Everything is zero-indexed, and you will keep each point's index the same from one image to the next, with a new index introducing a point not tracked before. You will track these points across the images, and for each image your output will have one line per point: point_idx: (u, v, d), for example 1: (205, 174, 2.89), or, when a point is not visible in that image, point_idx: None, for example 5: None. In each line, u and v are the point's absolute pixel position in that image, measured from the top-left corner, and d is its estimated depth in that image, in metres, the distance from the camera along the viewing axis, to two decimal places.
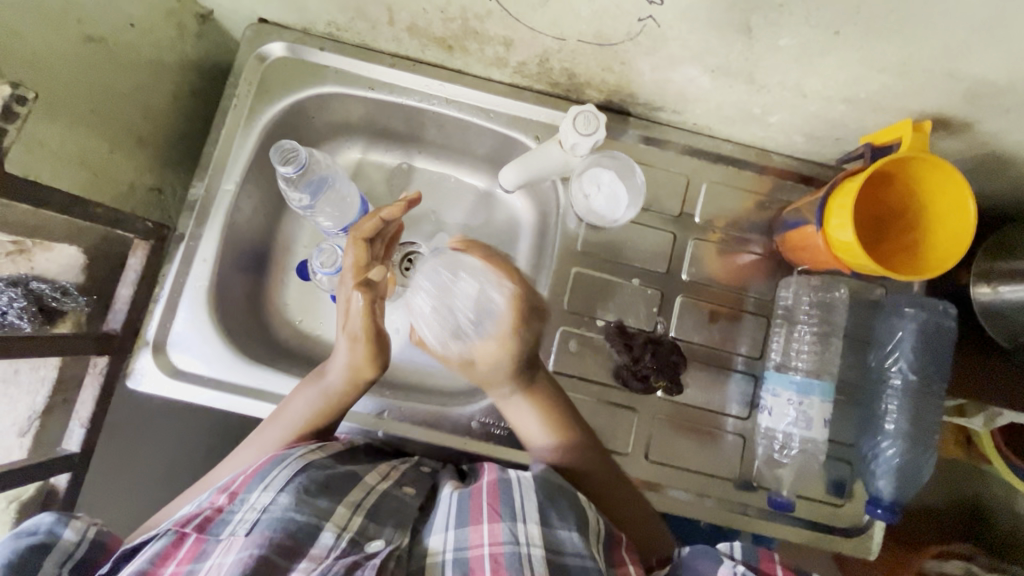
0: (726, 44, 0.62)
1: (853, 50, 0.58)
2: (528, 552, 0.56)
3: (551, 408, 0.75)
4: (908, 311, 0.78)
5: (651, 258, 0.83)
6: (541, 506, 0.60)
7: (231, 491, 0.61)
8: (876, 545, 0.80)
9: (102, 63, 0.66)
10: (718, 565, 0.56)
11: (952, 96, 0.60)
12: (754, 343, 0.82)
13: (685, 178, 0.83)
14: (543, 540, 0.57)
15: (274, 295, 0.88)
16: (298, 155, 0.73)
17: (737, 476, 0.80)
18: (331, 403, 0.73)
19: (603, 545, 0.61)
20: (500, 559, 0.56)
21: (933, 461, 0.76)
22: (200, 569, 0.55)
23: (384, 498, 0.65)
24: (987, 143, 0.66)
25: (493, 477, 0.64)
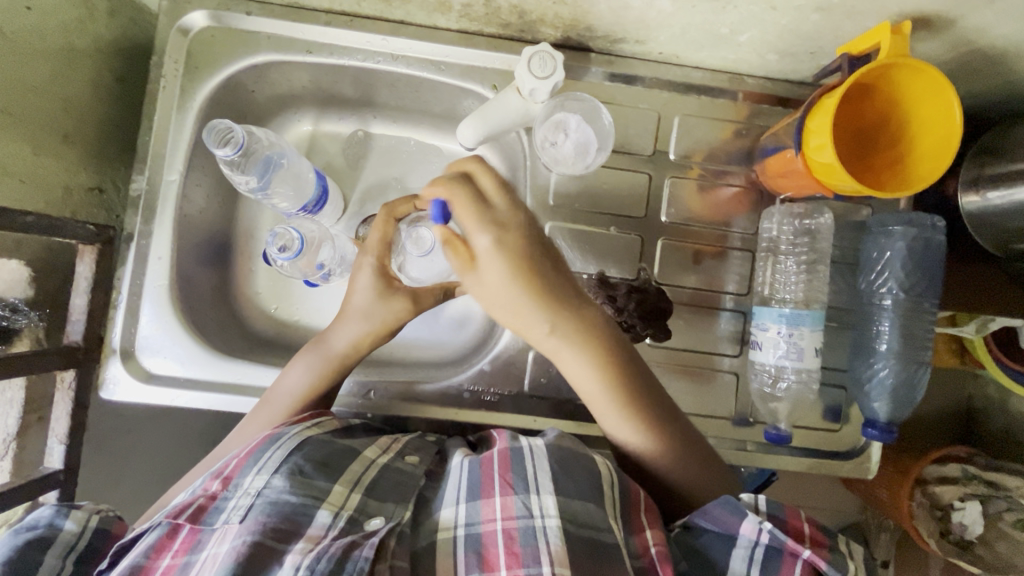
0: None
1: None
2: (539, 522, 0.56)
3: (600, 362, 0.63)
4: (896, 229, 0.76)
5: (628, 204, 0.79)
6: (556, 475, 0.59)
7: (224, 476, 0.59)
8: (875, 464, 0.81)
9: (2, 56, 0.60)
10: (743, 520, 0.57)
11: None
12: (741, 279, 0.80)
13: (656, 114, 0.78)
14: (558, 510, 0.57)
15: (245, 287, 0.85)
16: (235, 136, 0.67)
17: (733, 414, 0.79)
18: (333, 372, 0.73)
19: (621, 510, 0.60)
20: (514, 533, 0.56)
21: (927, 377, 0.76)
22: (196, 561, 0.54)
23: (385, 472, 0.64)
24: (971, 41, 0.61)
25: (501, 441, 0.63)
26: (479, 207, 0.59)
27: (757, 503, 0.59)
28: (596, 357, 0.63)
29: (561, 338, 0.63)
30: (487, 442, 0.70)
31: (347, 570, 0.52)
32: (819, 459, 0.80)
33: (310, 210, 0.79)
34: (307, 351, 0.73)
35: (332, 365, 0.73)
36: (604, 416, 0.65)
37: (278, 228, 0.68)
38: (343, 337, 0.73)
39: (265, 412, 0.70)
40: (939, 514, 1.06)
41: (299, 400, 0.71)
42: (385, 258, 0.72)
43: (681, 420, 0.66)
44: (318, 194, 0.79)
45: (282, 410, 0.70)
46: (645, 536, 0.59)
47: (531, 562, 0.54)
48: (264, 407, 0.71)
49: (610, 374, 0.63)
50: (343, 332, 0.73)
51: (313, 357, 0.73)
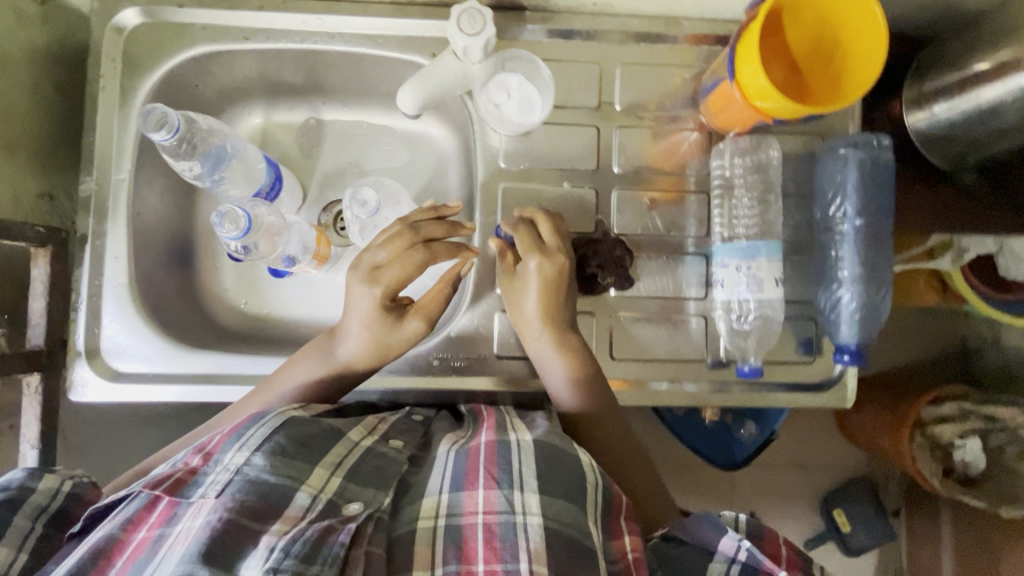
0: None
1: None
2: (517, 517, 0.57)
3: (581, 373, 0.73)
4: (842, 152, 0.76)
5: (579, 158, 0.79)
6: (539, 475, 0.60)
7: (206, 452, 0.61)
8: (851, 392, 0.81)
9: None
10: (723, 536, 0.60)
11: None
12: (701, 222, 0.80)
13: (596, 66, 0.78)
14: (541, 508, 0.57)
15: (210, 283, 0.85)
16: (171, 120, 0.66)
17: (706, 356, 0.80)
18: (335, 376, 0.73)
19: (602, 514, 0.61)
20: (494, 527, 0.56)
21: (888, 301, 0.77)
22: (170, 533, 0.54)
23: (367, 456, 0.65)
24: None
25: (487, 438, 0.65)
26: (535, 240, 0.73)
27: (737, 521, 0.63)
28: (578, 370, 0.73)
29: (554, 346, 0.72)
30: (475, 417, 0.74)
31: (322, 556, 0.51)
32: (796, 393, 0.80)
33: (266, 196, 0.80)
34: (314, 349, 0.74)
35: (337, 373, 0.73)
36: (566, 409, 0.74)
37: (221, 207, 0.66)
38: (348, 348, 0.72)
39: (262, 396, 0.71)
40: (941, 452, 1.07)
41: (297, 396, 0.72)
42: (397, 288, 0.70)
43: (607, 388, 0.74)
44: (271, 180, 0.79)
45: (280, 397, 0.71)
46: (623, 541, 0.60)
47: (508, 556, 0.54)
48: (264, 391, 0.72)
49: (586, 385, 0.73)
50: (349, 345, 0.72)
51: (318, 359, 0.73)
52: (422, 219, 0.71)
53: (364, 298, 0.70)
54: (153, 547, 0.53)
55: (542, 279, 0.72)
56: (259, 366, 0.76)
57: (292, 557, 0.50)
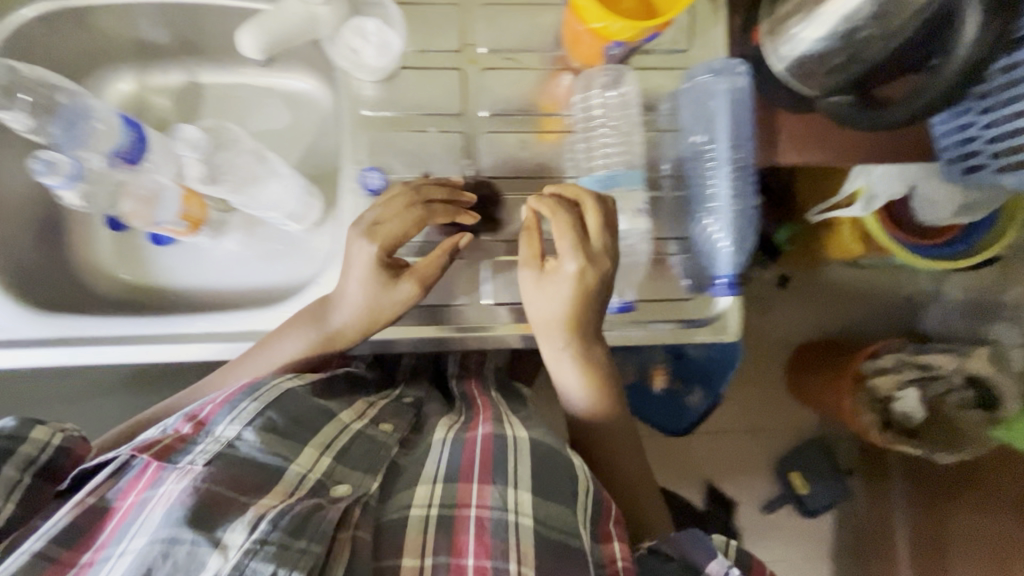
0: None
1: None
2: (509, 515, 0.70)
3: (594, 376, 0.84)
4: (706, 79, 0.87)
5: (442, 101, 0.85)
6: (530, 474, 0.75)
7: (195, 422, 0.75)
8: (735, 331, 0.87)
9: None
10: (712, 564, 0.75)
11: None
12: (574, 164, 0.87)
13: (452, 9, 0.86)
14: (530, 510, 0.71)
15: (87, 251, 0.92)
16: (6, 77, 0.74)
17: (616, 301, 0.84)
18: (322, 348, 0.83)
19: (594, 523, 0.76)
20: (487, 521, 0.70)
21: (752, 238, 0.89)
22: (154, 493, 0.67)
23: (358, 436, 0.81)
24: None
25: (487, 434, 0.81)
26: (580, 239, 0.77)
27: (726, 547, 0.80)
28: (592, 378, 0.84)
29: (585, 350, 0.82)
30: (472, 406, 0.96)
31: (309, 531, 0.64)
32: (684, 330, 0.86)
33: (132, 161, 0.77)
34: (307, 322, 0.83)
35: (330, 338, 0.83)
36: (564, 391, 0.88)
37: (44, 155, 0.73)
38: (341, 313, 0.82)
39: (251, 361, 0.83)
40: (878, 400, 1.41)
41: (292, 362, 0.84)
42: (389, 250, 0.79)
43: (616, 399, 0.88)
44: (128, 139, 0.76)
45: (272, 366, 0.83)
46: (613, 549, 0.75)
47: (498, 550, 0.67)
48: (256, 355, 0.84)
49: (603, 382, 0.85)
50: (341, 314, 0.81)
51: (308, 330, 0.83)
52: (422, 181, 0.80)
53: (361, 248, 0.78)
54: (138, 507, 0.67)
55: (575, 282, 0.77)
56: (149, 324, 0.83)
57: (279, 530, 0.63)
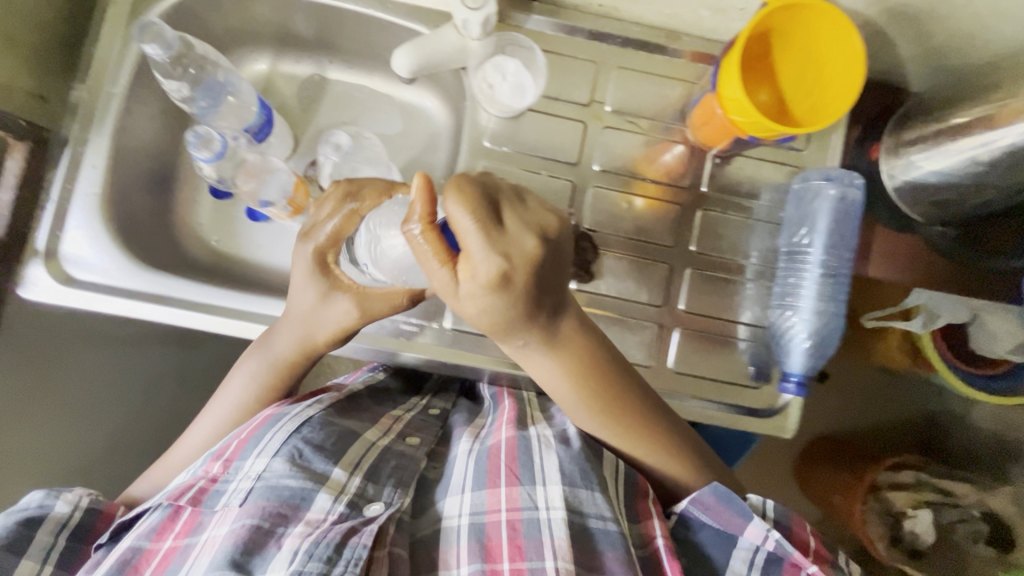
0: None
1: None
2: (252, 484, 0.64)
3: (573, 368, 0.64)
4: (819, 183, 0.78)
5: (560, 150, 0.81)
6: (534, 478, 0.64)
7: None
8: (792, 423, 0.81)
9: None
10: (753, 525, 0.62)
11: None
12: (705, 238, 0.81)
13: (594, 65, 0.80)
14: (553, 504, 0.62)
15: (184, 214, 0.87)
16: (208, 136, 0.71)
17: (748, 372, 0.81)
18: (274, 375, 0.75)
19: (625, 496, 0.67)
20: (517, 525, 0.61)
21: (839, 334, 0.78)
22: None
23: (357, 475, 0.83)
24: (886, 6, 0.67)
25: (272, 412, 0.72)
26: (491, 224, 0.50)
27: (764, 509, 0.65)
28: (566, 358, 0.63)
29: (543, 347, 0.62)
30: (495, 403, 0.79)
31: None
32: (743, 416, 0.81)
33: (256, 136, 0.81)
34: (253, 350, 0.76)
35: (275, 362, 0.74)
36: (567, 404, 0.67)
37: (198, 127, 0.71)
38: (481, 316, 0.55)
39: (216, 409, 0.77)
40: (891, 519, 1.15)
41: (242, 406, 0.76)
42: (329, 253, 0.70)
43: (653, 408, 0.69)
44: (260, 121, 0.81)
45: (228, 412, 0.77)
46: (651, 524, 0.65)
47: None
48: (214, 403, 0.78)
49: (583, 372, 0.64)
50: (284, 336, 0.73)
51: (257, 360, 0.75)
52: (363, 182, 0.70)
53: (302, 256, 0.72)
54: None
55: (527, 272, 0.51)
56: (236, 300, 0.77)
57: None
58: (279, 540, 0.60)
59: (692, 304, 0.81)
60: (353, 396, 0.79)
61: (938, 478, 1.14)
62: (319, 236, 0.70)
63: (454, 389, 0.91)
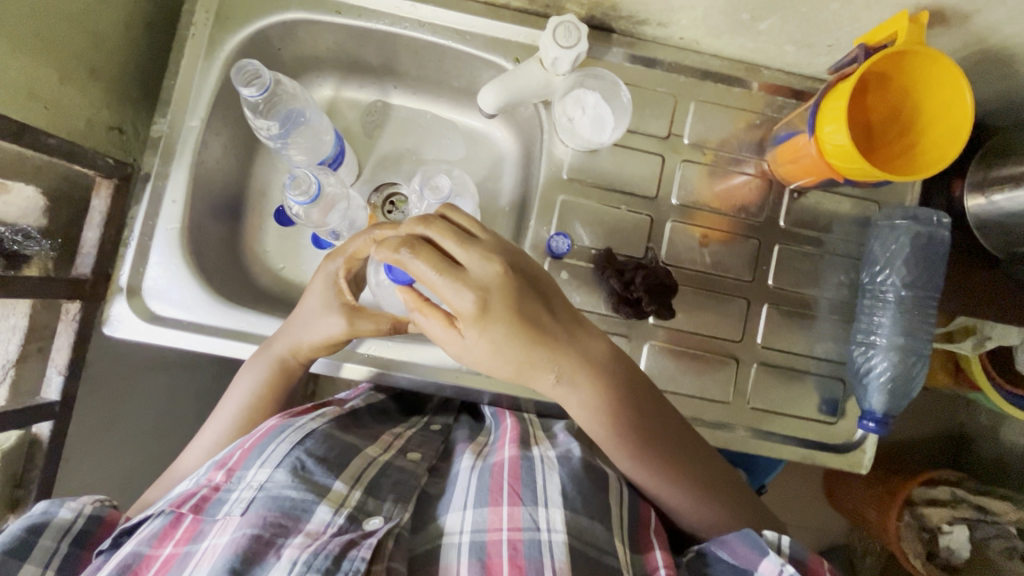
0: (720, 12, 0.70)
1: (793, 10, 0.67)
2: (253, 495, 0.60)
3: (594, 390, 0.63)
4: (900, 223, 0.77)
5: (638, 183, 0.80)
6: (563, 492, 0.61)
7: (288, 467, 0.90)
8: (868, 459, 0.81)
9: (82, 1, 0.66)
10: (765, 559, 0.57)
11: (956, 42, 0.66)
12: (781, 272, 0.81)
13: (672, 98, 0.80)
14: (564, 525, 0.59)
15: (252, 242, 0.86)
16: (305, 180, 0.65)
17: (822, 406, 0.81)
18: (275, 378, 0.72)
19: (628, 530, 0.64)
20: (518, 544, 0.57)
21: (924, 375, 0.77)
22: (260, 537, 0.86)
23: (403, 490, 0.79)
24: (985, 50, 0.66)
25: (275, 423, 0.67)
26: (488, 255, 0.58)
27: (779, 544, 0.59)
28: (594, 385, 0.62)
29: (577, 366, 0.61)
30: (499, 423, 0.76)
31: None
32: (818, 451, 0.81)
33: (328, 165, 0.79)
34: (257, 356, 0.73)
35: (275, 366, 0.72)
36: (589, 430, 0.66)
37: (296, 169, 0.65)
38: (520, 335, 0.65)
39: (215, 423, 0.73)
40: (926, 535, 1.09)
41: (242, 409, 0.72)
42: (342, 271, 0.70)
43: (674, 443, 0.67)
44: (335, 153, 0.79)
45: (225, 420, 0.72)
46: (654, 556, 0.62)
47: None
48: (216, 415, 0.74)
49: (605, 400, 0.63)
50: (286, 336, 0.71)
51: (259, 363, 0.72)
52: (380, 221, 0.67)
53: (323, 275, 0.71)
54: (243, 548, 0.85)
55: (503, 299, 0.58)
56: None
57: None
58: (279, 551, 0.55)
59: (768, 338, 0.80)
60: (355, 413, 0.76)
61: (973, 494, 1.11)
62: (332, 258, 0.71)
63: (457, 406, 0.88)
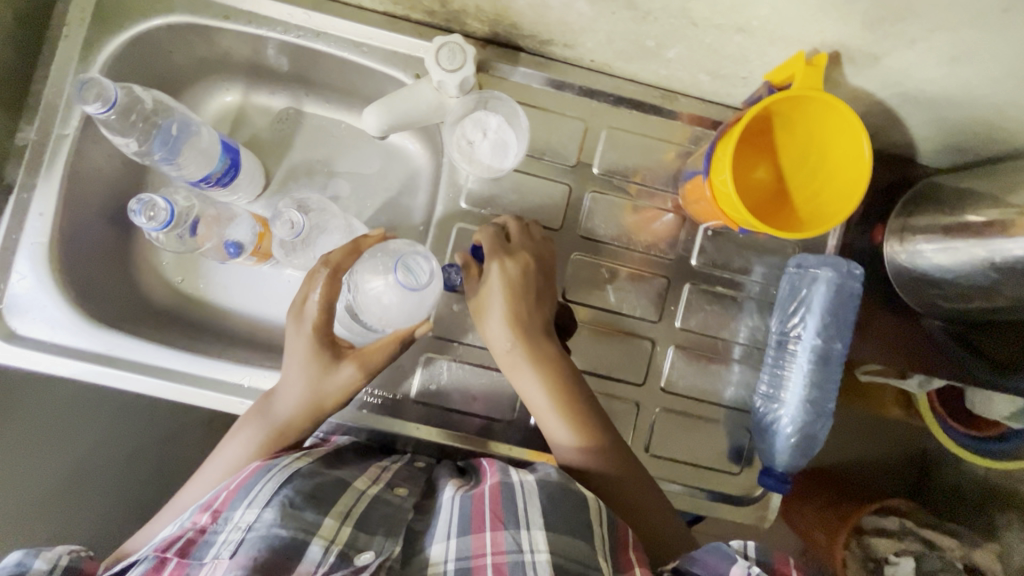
0: (624, 39, 0.65)
1: (695, 42, 0.62)
2: (242, 537, 0.54)
3: (557, 377, 0.67)
4: (815, 271, 0.73)
5: (543, 214, 0.76)
6: (546, 511, 0.56)
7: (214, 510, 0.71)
8: (771, 511, 0.78)
9: None
10: (732, 564, 0.53)
11: (870, 83, 0.61)
12: (691, 313, 0.76)
13: (582, 123, 0.75)
14: (549, 545, 0.54)
15: (147, 254, 0.82)
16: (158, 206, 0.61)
17: (727, 455, 0.77)
18: (275, 443, 0.68)
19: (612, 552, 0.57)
20: (502, 568, 0.53)
21: (826, 431, 0.73)
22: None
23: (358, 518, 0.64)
24: (902, 93, 0.61)
25: (260, 464, 0.62)
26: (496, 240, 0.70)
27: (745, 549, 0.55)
28: (552, 371, 0.67)
29: (531, 363, 0.68)
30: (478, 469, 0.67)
31: None
32: (718, 503, 0.77)
33: (220, 176, 0.76)
34: (252, 418, 0.69)
35: (278, 427, 0.68)
36: (552, 425, 0.67)
37: (143, 193, 0.60)
38: (499, 341, 0.69)
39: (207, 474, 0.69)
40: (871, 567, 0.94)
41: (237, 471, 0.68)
42: (323, 321, 0.67)
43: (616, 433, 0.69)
44: (224, 164, 0.75)
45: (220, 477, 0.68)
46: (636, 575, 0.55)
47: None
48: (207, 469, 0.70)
49: (562, 382, 0.67)
50: (286, 394, 0.68)
51: (256, 427, 0.68)
52: (343, 255, 0.67)
53: (298, 336, 0.68)
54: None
55: (510, 276, 0.68)
56: (188, 364, 0.72)
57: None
58: None
59: (672, 383, 0.76)
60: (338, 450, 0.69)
61: (924, 527, 0.98)
62: (309, 306, 0.68)
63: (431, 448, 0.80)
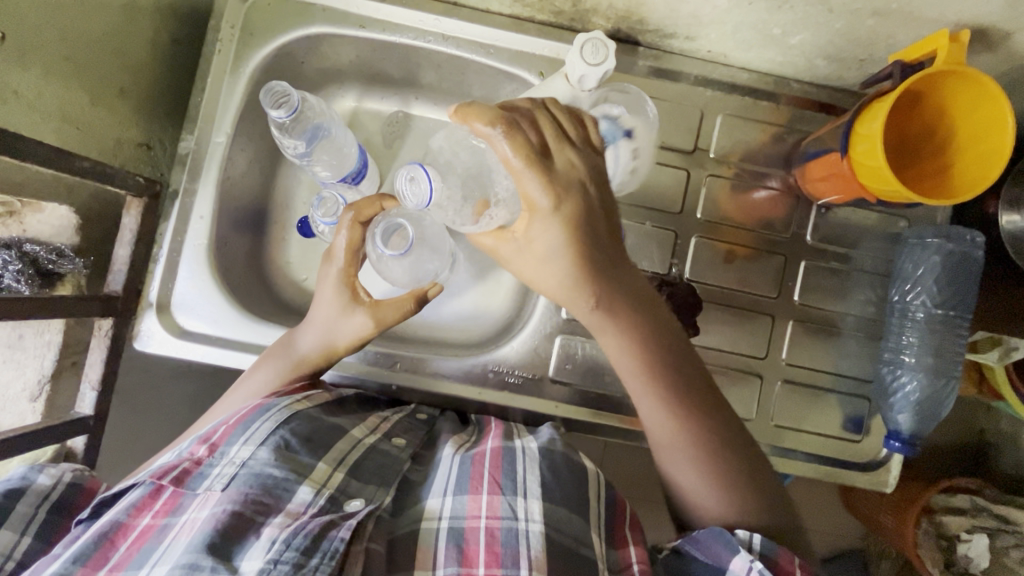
0: (750, 28, 0.69)
1: (823, 27, 0.66)
2: (235, 471, 0.56)
3: (638, 324, 0.62)
4: (931, 242, 0.76)
5: (663, 198, 0.79)
6: (546, 482, 0.59)
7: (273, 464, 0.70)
8: (893, 478, 0.80)
9: (115, 20, 0.67)
10: (735, 555, 0.54)
11: (995, 59, 0.64)
12: (806, 288, 0.80)
13: (698, 111, 0.78)
14: (543, 515, 0.56)
15: (276, 254, 0.84)
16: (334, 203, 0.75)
17: (847, 423, 0.80)
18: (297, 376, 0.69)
19: (604, 519, 0.60)
20: (496, 532, 0.55)
21: (951, 398, 0.76)
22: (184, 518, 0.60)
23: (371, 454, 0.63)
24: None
25: (261, 401, 0.63)
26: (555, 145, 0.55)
27: (751, 541, 0.55)
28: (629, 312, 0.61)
29: (615, 302, 0.61)
30: (482, 427, 0.70)
31: None
32: (838, 470, 0.80)
33: (349, 181, 0.79)
34: (275, 354, 0.70)
35: (297, 364, 0.69)
36: (632, 377, 0.63)
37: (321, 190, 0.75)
38: (561, 282, 0.60)
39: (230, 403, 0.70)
40: (944, 544, 0.98)
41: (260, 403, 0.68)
42: (352, 266, 0.70)
43: (698, 381, 0.63)
44: (357, 167, 0.79)
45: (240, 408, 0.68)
46: (628, 551, 0.58)
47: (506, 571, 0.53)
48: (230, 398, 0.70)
49: (640, 327, 0.62)
50: (310, 332, 0.69)
51: (281, 361, 0.70)
52: (371, 197, 0.69)
53: (326, 275, 0.71)
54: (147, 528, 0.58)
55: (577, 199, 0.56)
56: None
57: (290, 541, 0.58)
58: (259, 531, 0.52)
59: (793, 355, 0.80)
60: (342, 398, 0.70)
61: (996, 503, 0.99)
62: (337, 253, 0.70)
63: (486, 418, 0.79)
